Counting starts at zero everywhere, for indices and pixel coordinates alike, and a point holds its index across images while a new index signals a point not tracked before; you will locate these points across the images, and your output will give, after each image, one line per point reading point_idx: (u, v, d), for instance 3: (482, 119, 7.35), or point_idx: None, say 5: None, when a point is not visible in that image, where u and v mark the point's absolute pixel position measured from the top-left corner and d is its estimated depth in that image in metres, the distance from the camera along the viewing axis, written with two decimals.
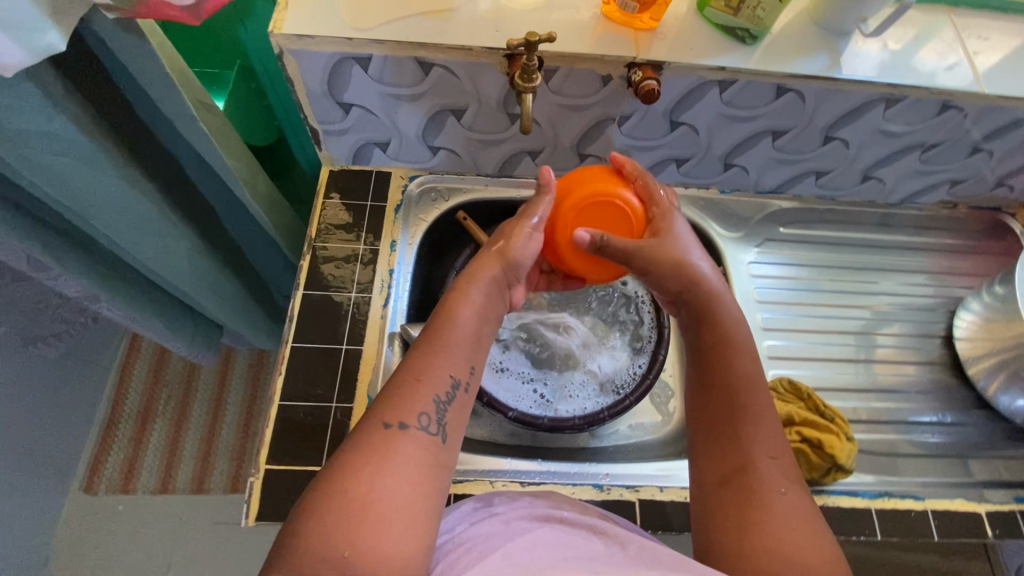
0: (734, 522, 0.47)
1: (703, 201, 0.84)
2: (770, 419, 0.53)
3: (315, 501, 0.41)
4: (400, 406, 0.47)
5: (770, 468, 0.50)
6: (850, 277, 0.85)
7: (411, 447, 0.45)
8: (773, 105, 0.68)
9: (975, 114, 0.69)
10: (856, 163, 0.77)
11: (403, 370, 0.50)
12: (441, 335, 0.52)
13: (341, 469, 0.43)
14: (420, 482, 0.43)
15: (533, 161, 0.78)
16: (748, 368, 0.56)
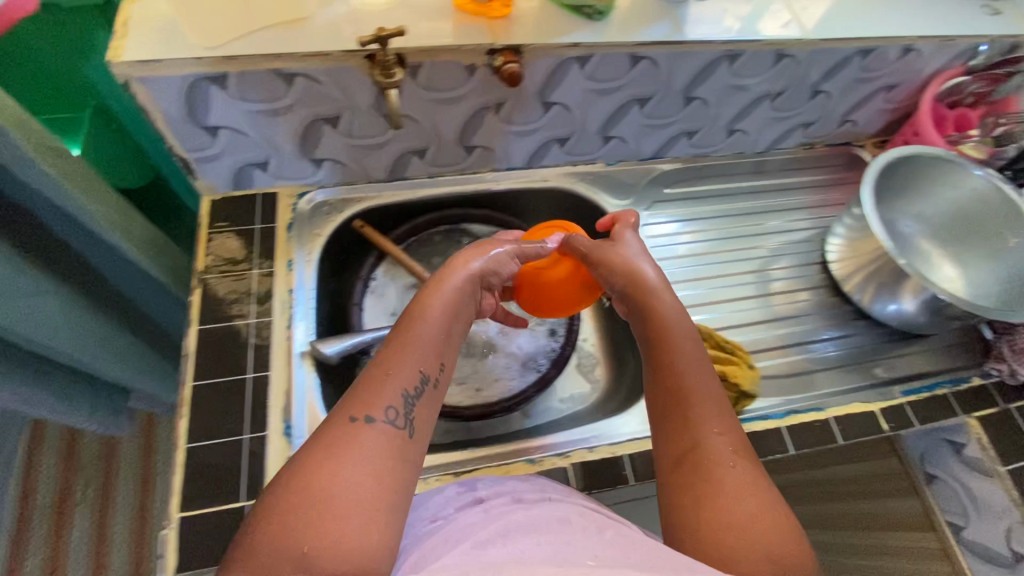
0: (688, 499, 0.47)
1: (593, 175, 0.87)
2: (716, 392, 0.53)
3: (276, 501, 0.40)
4: (366, 398, 0.45)
5: (721, 443, 0.50)
6: (736, 222, 0.92)
7: (378, 446, 0.43)
8: (632, 75, 0.73)
9: (806, 60, 0.77)
10: (720, 119, 0.84)
11: (372, 364, 0.49)
12: (408, 329, 0.52)
13: (305, 466, 0.41)
14: (384, 487, 0.42)
15: (421, 160, 0.79)
16: (691, 345, 0.57)
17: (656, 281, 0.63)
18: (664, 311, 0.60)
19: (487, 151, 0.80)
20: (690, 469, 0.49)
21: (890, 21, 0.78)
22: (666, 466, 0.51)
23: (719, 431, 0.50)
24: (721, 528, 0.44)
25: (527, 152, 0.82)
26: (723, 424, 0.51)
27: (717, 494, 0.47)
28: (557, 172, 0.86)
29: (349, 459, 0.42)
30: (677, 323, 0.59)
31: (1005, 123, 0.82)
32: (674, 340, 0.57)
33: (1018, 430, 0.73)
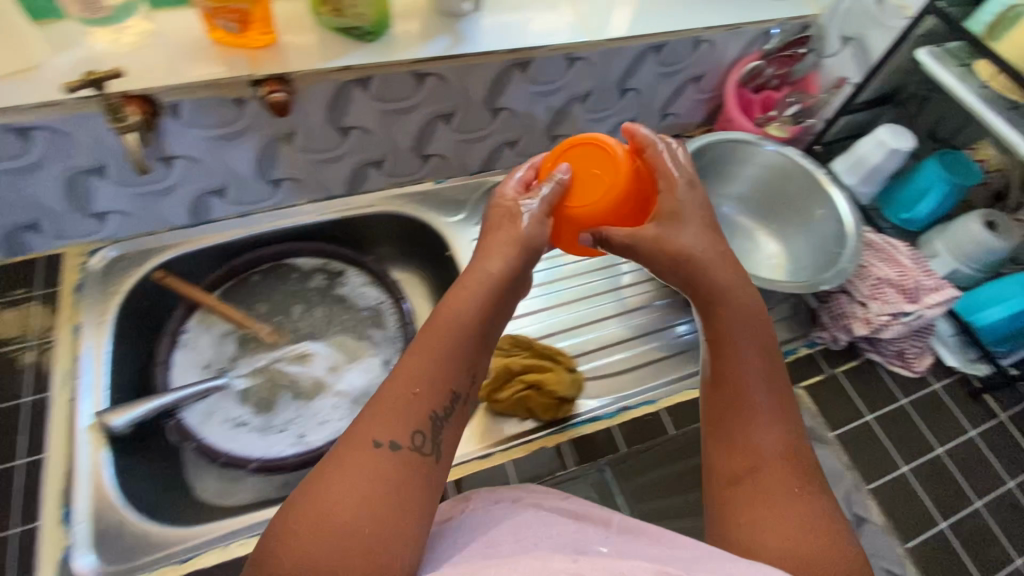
0: (733, 515, 0.43)
1: (422, 195, 0.85)
2: (775, 386, 0.48)
3: (282, 549, 0.36)
4: (393, 417, 0.41)
5: (771, 444, 0.45)
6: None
7: (398, 486, 0.39)
8: (423, 92, 0.71)
9: (601, 61, 0.78)
10: (536, 126, 0.84)
11: (398, 375, 0.43)
12: (432, 342, 0.45)
13: (318, 506, 0.37)
14: (399, 543, 0.37)
15: (225, 200, 0.75)
16: (743, 329, 0.50)
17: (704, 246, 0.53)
18: (729, 284, 0.52)
19: (295, 183, 0.77)
20: (741, 482, 0.44)
21: (676, 16, 0.81)
22: (715, 465, 0.47)
23: (770, 428, 0.46)
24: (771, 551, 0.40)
25: (343, 180, 0.79)
26: (779, 421, 0.47)
27: (759, 510, 0.42)
28: (380, 197, 0.83)
29: (362, 501, 0.37)
30: (734, 302, 0.51)
31: (798, 101, 0.89)
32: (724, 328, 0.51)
33: (844, 393, 0.76)
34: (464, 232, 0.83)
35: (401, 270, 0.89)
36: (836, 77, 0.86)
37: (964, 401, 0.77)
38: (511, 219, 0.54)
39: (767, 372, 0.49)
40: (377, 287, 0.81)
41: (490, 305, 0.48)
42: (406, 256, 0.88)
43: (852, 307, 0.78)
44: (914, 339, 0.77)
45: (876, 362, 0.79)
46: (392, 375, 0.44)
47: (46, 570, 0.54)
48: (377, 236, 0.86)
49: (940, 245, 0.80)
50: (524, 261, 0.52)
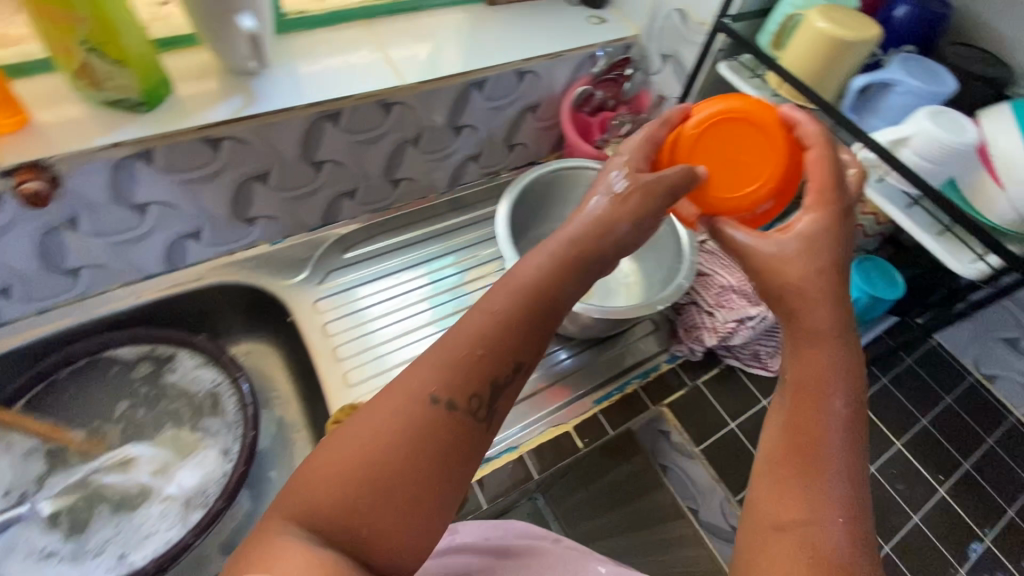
0: (762, 563, 0.36)
1: (257, 259, 0.80)
2: (854, 446, 0.39)
3: (313, 471, 0.33)
4: (459, 376, 0.36)
5: (840, 522, 0.36)
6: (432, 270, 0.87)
7: (446, 452, 0.34)
8: (222, 157, 0.66)
9: (420, 102, 0.76)
10: (371, 174, 0.81)
11: (465, 330, 0.38)
12: (500, 320, 0.38)
13: (365, 437, 0.33)
14: (429, 511, 0.33)
15: (13, 300, 0.67)
16: (824, 361, 0.41)
17: (801, 262, 0.44)
18: (817, 320, 0.43)
19: (97, 269, 0.70)
20: (784, 535, 0.36)
21: (495, 51, 0.80)
22: (759, 491, 0.39)
23: (842, 491, 0.37)
24: None
25: (159, 257, 0.73)
26: (852, 487, 0.37)
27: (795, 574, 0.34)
28: (209, 268, 0.77)
29: (396, 441, 0.34)
30: (824, 322, 0.43)
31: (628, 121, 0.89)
32: (812, 356, 0.42)
33: (706, 403, 0.78)
34: (306, 293, 0.79)
35: (255, 341, 0.83)
36: (665, 92, 0.88)
37: None
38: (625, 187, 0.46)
39: (848, 417, 0.40)
40: (211, 369, 0.74)
41: (581, 254, 0.42)
42: (257, 325, 0.82)
43: (701, 317, 0.80)
44: (766, 339, 0.79)
45: (734, 367, 0.81)
46: (462, 315, 0.39)
47: None
48: (219, 310, 0.79)
49: None
50: (653, 183, 0.46)
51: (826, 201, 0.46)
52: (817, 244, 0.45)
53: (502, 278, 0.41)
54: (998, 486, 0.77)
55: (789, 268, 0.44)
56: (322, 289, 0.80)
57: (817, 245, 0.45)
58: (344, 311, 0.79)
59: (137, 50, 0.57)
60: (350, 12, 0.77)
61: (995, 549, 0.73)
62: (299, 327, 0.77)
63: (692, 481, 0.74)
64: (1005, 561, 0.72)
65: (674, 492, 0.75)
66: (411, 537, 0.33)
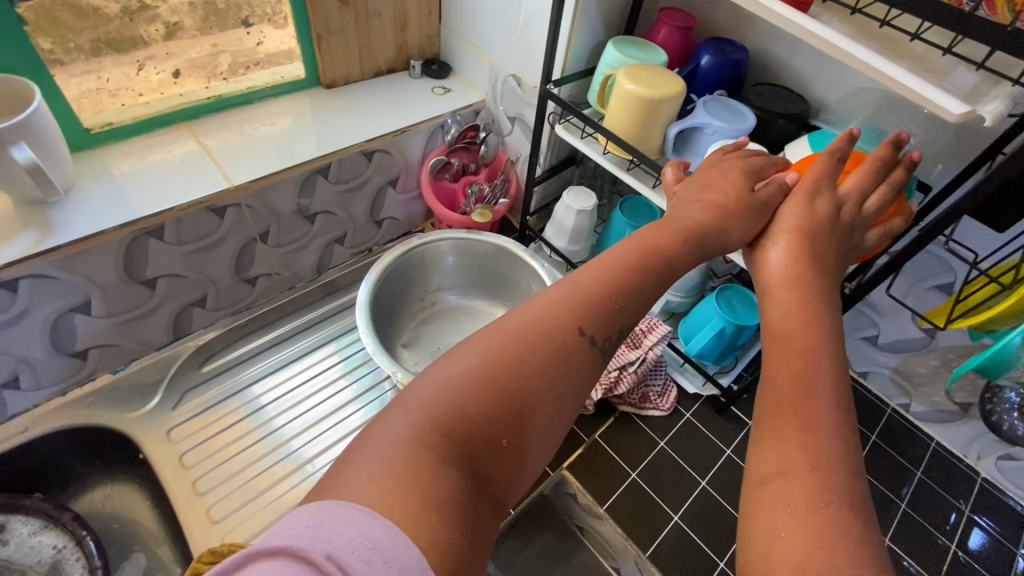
0: (752, 516, 0.33)
1: (96, 393, 0.72)
2: (839, 402, 0.36)
3: (430, 388, 0.34)
4: (598, 319, 0.39)
5: (840, 480, 0.32)
6: (314, 360, 0.82)
7: (567, 383, 0.37)
8: (21, 300, 0.59)
9: (257, 199, 0.72)
10: (220, 279, 0.76)
11: (601, 281, 0.41)
12: (640, 263, 0.42)
13: (492, 360, 0.35)
14: (540, 439, 0.36)
15: None
16: (800, 310, 0.42)
17: (779, 246, 0.46)
18: (800, 274, 0.44)
19: None
20: (769, 488, 0.33)
21: (335, 134, 0.78)
22: (756, 440, 0.36)
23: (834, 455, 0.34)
24: None
25: None
26: (846, 451, 0.34)
27: (792, 530, 0.31)
28: (37, 416, 0.69)
29: (540, 367, 0.36)
30: (792, 266, 0.45)
31: (479, 186, 0.88)
32: (793, 312, 0.42)
33: (605, 456, 0.77)
34: (158, 425, 0.72)
35: (116, 482, 0.72)
36: (518, 153, 0.90)
37: (712, 420, 0.82)
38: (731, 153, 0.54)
39: (832, 360, 0.39)
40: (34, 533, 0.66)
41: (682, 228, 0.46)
42: (109, 464, 0.72)
43: None
44: (652, 379, 0.82)
45: (630, 412, 0.81)
46: (597, 267, 0.42)
47: None
48: (60, 460, 0.70)
49: None
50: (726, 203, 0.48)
51: (830, 191, 0.49)
52: (807, 207, 0.48)
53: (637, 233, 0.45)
54: (886, 481, 0.81)
55: (779, 229, 0.48)
56: (170, 417, 0.73)
57: (816, 222, 0.47)
58: (214, 430, 0.73)
59: None
60: (166, 117, 0.74)
61: (895, 547, 0.75)
62: (154, 460, 0.70)
63: (608, 543, 0.72)
64: (904, 554, 0.74)
65: (595, 553, 0.73)
66: (522, 462, 0.35)
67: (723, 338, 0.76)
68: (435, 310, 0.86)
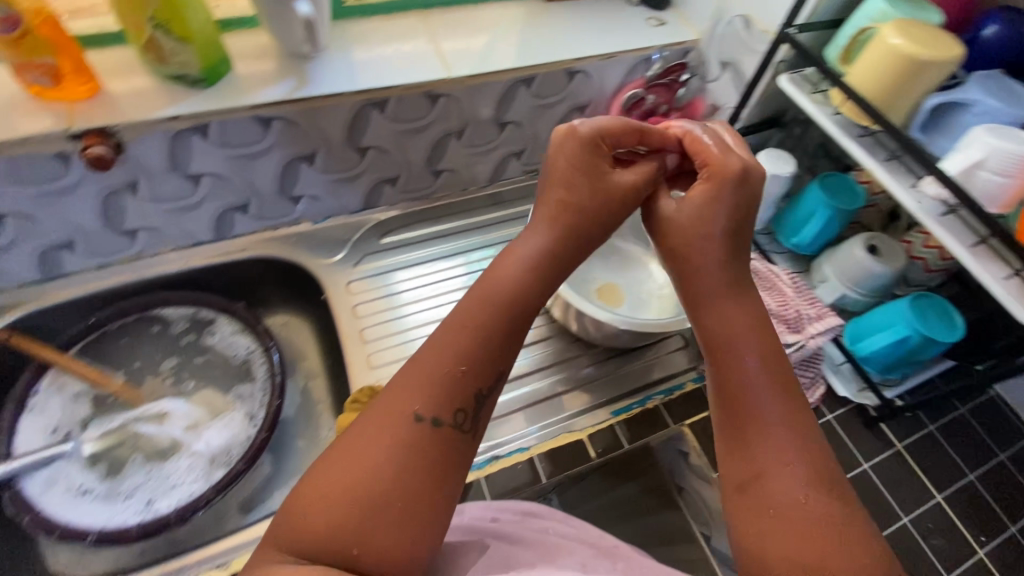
0: (742, 520, 0.43)
1: (297, 235, 0.83)
2: (775, 385, 0.47)
3: (305, 507, 0.40)
4: (430, 399, 0.43)
5: (793, 453, 0.44)
6: (446, 265, 0.87)
7: (421, 459, 0.41)
8: (271, 136, 0.69)
9: (466, 95, 0.76)
10: (412, 163, 0.83)
11: (432, 371, 0.44)
12: (471, 325, 0.46)
13: (350, 467, 0.40)
14: (425, 509, 0.40)
15: (77, 254, 0.72)
16: (732, 328, 0.49)
17: (679, 218, 0.53)
18: (723, 292, 0.50)
19: (151, 232, 0.74)
20: (746, 492, 0.44)
21: (546, 47, 0.79)
22: (724, 451, 0.47)
23: None
24: (764, 549, 0.41)
25: (208, 229, 0.77)
26: None
27: (770, 520, 0.42)
28: (253, 240, 0.81)
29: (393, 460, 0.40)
30: (720, 289, 0.50)
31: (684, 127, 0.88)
32: (731, 340, 0.49)
33: None
34: (340, 275, 0.83)
35: (295, 315, 0.85)
36: (719, 101, 0.86)
37: (855, 429, 0.75)
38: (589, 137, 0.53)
39: (767, 366, 0.47)
40: (226, 327, 0.78)
41: (544, 260, 0.50)
42: (292, 298, 0.85)
43: None
44: (803, 371, 0.76)
45: None
46: (425, 365, 0.44)
47: None
48: (261, 283, 0.83)
49: (828, 269, 0.80)
50: (576, 200, 0.52)
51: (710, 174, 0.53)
52: (707, 204, 0.51)
53: (474, 288, 0.49)
54: None
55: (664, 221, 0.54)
56: (352, 271, 0.83)
57: (699, 214, 0.52)
58: (379, 295, 0.82)
59: (199, 28, 0.61)
60: (403, 3, 0.80)
61: None
62: (333, 303, 0.81)
63: (706, 509, 0.73)
64: None
65: (687, 513, 0.74)
66: (407, 531, 0.39)
67: (901, 347, 0.70)
68: None
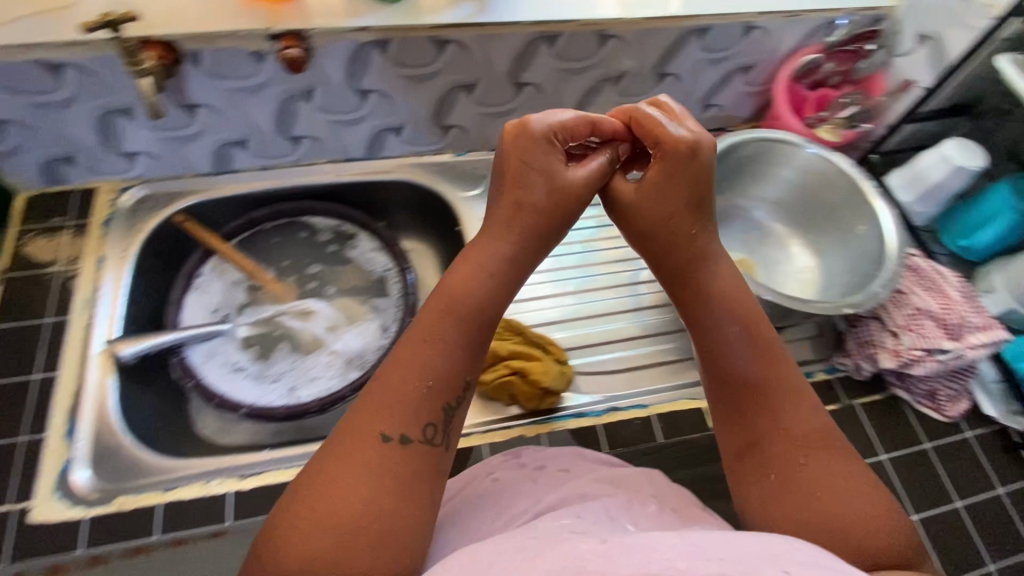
0: (750, 490, 0.44)
1: (439, 165, 0.84)
2: (768, 358, 0.47)
3: (277, 547, 0.36)
4: (399, 418, 0.40)
5: (794, 414, 0.44)
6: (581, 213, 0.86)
7: (394, 482, 0.38)
8: (442, 60, 0.69)
9: (637, 39, 0.73)
10: (563, 106, 0.81)
11: (397, 388, 0.41)
12: (439, 328, 0.44)
13: (321, 505, 0.37)
14: (405, 536, 0.37)
15: (246, 152, 0.77)
16: (722, 320, 0.49)
17: (644, 205, 0.52)
18: (706, 273, 0.51)
19: (313, 141, 0.78)
20: (747, 458, 0.45)
21: None
22: (722, 425, 0.47)
23: None
24: (780, 512, 0.42)
25: (361, 145, 0.80)
26: None
27: (779, 479, 0.43)
28: (399, 163, 0.83)
29: (366, 491, 0.38)
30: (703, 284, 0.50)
31: (854, 102, 0.82)
32: (721, 327, 0.49)
33: (862, 431, 0.69)
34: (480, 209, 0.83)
35: (423, 242, 0.88)
36: (907, 78, 0.79)
37: (998, 454, 0.69)
38: (536, 135, 0.50)
39: (763, 353, 0.47)
40: (367, 243, 0.81)
41: (509, 265, 0.49)
42: (422, 225, 0.87)
43: (881, 335, 0.71)
44: (948, 381, 0.70)
45: (902, 400, 0.71)
46: (383, 386, 0.41)
47: (47, 480, 0.59)
48: (399, 206, 0.86)
49: (999, 280, 0.73)
50: (536, 200, 0.50)
51: (663, 163, 0.51)
52: (665, 186, 0.51)
53: (432, 295, 0.47)
54: None
55: (638, 210, 0.53)
56: None
57: (666, 200, 0.51)
58: None
59: None
60: None
61: None
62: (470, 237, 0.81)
63: None
64: None
65: None
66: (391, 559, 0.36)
67: None
68: (729, 212, 0.81)
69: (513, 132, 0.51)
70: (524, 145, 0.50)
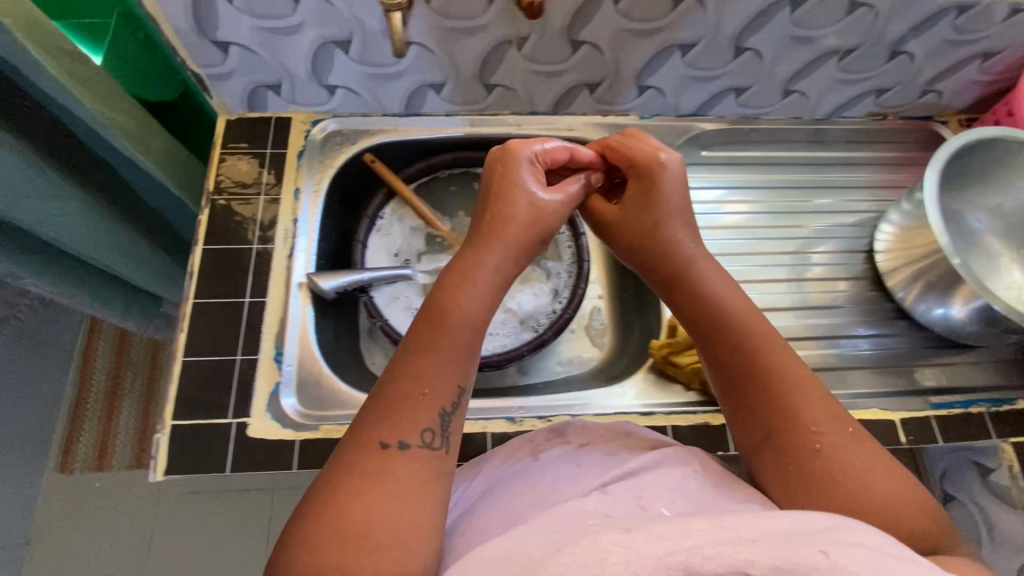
0: (781, 484, 0.41)
1: (624, 127, 0.81)
2: (769, 351, 0.46)
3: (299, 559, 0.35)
4: (394, 420, 0.39)
5: (811, 403, 0.43)
6: (756, 196, 0.82)
7: (400, 486, 0.37)
8: (673, 15, 0.64)
9: (888, 10, 0.65)
10: (774, 77, 0.74)
11: (395, 385, 0.41)
12: (441, 321, 0.44)
13: (329, 519, 0.35)
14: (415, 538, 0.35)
15: (439, 95, 0.75)
16: (724, 333, 0.48)
17: (626, 224, 0.57)
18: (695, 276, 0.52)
19: (506, 91, 0.75)
20: (766, 447, 0.43)
21: None
22: (740, 434, 0.45)
23: None
24: (823, 496, 0.39)
25: (550, 100, 0.77)
26: None
27: (809, 462, 0.41)
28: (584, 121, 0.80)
29: (374, 504, 0.36)
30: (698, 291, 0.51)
31: None
32: (723, 337, 0.48)
33: None
34: None
35: None
36: None
37: None
38: (516, 162, 0.56)
39: (756, 354, 0.46)
40: None
41: (497, 275, 0.50)
42: None
43: None
44: None
45: None
46: (384, 394, 0.41)
47: (261, 399, 0.62)
48: None
49: None
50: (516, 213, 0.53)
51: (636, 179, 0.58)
52: (644, 199, 0.57)
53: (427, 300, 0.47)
54: None
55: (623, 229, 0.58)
56: None
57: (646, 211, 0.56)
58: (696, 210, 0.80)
59: None
60: None
61: None
62: None
63: None
64: None
65: None
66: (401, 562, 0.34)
67: None
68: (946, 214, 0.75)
69: (496, 165, 0.57)
70: (507, 171, 0.56)
